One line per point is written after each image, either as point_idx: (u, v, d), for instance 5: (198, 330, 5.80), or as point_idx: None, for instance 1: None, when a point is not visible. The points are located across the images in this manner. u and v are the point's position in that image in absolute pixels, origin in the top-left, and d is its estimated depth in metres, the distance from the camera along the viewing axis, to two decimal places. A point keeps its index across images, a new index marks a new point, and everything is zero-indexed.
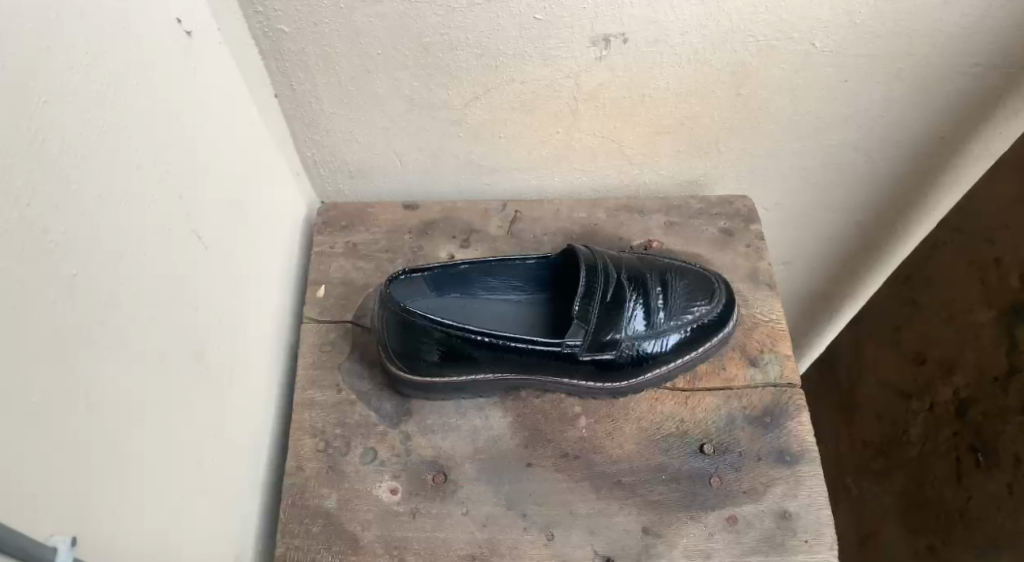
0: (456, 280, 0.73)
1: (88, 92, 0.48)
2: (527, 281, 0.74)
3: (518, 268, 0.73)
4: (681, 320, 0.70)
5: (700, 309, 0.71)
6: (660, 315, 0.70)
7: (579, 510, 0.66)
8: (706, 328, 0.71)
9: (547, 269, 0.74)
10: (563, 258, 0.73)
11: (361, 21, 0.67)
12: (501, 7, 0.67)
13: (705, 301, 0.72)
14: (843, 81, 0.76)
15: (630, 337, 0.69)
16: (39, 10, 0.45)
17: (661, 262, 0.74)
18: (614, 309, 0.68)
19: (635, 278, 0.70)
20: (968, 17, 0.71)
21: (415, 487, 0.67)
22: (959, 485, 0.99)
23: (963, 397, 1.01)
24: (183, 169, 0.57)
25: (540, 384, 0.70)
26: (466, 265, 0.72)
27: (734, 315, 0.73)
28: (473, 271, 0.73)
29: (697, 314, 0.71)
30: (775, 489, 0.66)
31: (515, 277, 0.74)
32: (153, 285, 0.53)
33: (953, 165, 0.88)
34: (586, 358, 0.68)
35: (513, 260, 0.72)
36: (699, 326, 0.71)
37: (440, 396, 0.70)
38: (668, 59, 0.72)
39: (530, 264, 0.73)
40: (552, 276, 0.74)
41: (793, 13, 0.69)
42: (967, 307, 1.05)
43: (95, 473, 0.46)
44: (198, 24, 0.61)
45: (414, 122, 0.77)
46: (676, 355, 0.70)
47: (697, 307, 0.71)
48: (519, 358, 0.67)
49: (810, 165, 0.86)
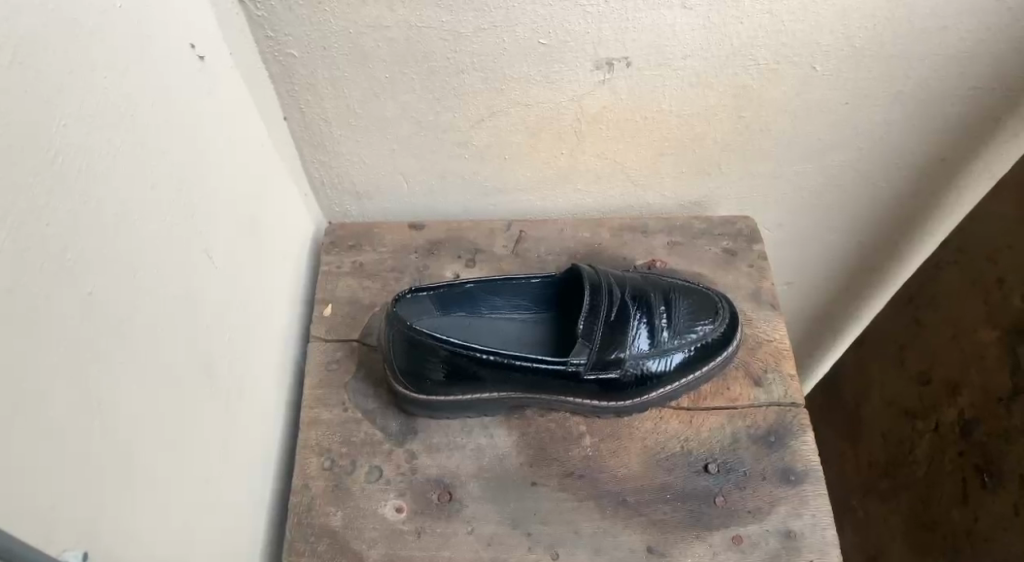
0: (462, 299, 0.74)
1: (105, 112, 0.49)
2: (533, 299, 0.75)
3: (524, 287, 0.74)
4: (686, 339, 0.71)
5: (704, 328, 0.71)
6: (664, 335, 0.70)
7: (584, 529, 0.66)
8: (710, 347, 0.71)
9: (551, 288, 0.74)
10: (567, 277, 0.73)
11: (369, 45, 0.68)
12: (507, 31, 0.68)
13: (709, 320, 0.72)
14: (844, 103, 0.77)
15: (635, 355, 0.69)
16: (62, 36, 0.46)
17: (665, 281, 0.74)
18: (618, 328, 0.69)
19: (639, 296, 0.71)
20: (964, 41, 0.72)
21: (421, 505, 0.67)
22: (966, 506, 0.97)
23: (969, 417, 0.99)
24: (195, 189, 0.58)
25: (546, 403, 0.70)
26: (471, 284, 0.73)
27: (738, 335, 0.73)
28: (479, 291, 0.73)
29: (701, 332, 0.71)
30: (779, 509, 0.66)
31: (521, 296, 0.75)
32: (165, 302, 0.54)
33: (954, 185, 0.89)
34: (591, 376, 0.68)
35: (519, 278, 0.73)
36: (703, 345, 0.71)
37: (445, 416, 0.70)
38: (671, 82, 0.73)
39: (535, 282, 0.73)
40: (556, 295, 0.75)
41: (793, 37, 0.70)
42: (971, 327, 1.01)
43: (102, 487, 0.47)
44: (210, 47, 0.62)
45: (421, 144, 0.78)
46: (680, 374, 0.70)
47: (701, 326, 0.72)
48: (525, 377, 0.67)
49: (812, 185, 0.87)
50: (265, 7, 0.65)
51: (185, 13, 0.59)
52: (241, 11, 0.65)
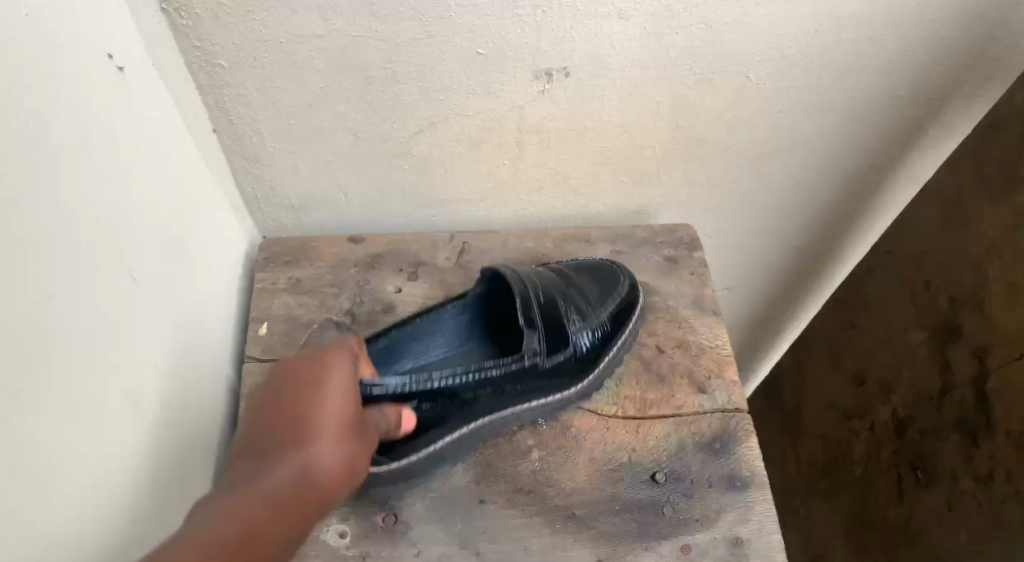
0: (392, 353, 0.69)
1: (13, 128, 0.46)
2: (456, 325, 0.72)
3: (441, 318, 0.71)
4: (606, 306, 0.74)
5: (616, 293, 0.75)
6: (589, 308, 0.73)
7: (533, 546, 0.65)
8: (627, 308, 0.75)
9: (473, 309, 0.72)
10: (484, 290, 0.72)
11: (302, 54, 0.66)
12: (445, 41, 0.67)
13: (618, 284, 0.76)
14: (778, 112, 0.78)
15: (575, 331, 0.71)
16: None
17: (564, 267, 0.77)
18: (552, 312, 0.69)
19: (551, 281, 0.73)
20: (889, 52, 0.74)
21: (365, 529, 0.65)
22: (902, 503, 1.00)
23: (902, 416, 1.01)
24: (114, 209, 0.55)
25: (511, 422, 0.68)
26: (396, 331, 0.68)
27: (643, 298, 0.77)
28: (394, 345, 0.69)
29: (616, 298, 0.75)
30: (727, 516, 0.67)
31: (446, 325, 0.71)
32: (85, 331, 0.51)
33: (882, 193, 0.92)
34: (550, 360, 0.68)
35: (439, 307, 0.70)
36: (621, 308, 0.75)
37: (417, 477, 0.66)
38: (610, 90, 0.73)
39: (455, 306, 0.71)
40: (478, 314, 0.73)
41: (727, 46, 0.71)
42: (903, 328, 1.02)
43: (16, 516, 0.44)
44: (129, 58, 0.59)
45: (358, 156, 0.76)
46: (617, 343, 0.73)
47: (613, 293, 0.75)
48: (484, 385, 0.66)
49: (749, 193, 0.88)
50: (190, 16, 0.62)
51: (99, 22, 0.55)
52: (164, 20, 0.62)
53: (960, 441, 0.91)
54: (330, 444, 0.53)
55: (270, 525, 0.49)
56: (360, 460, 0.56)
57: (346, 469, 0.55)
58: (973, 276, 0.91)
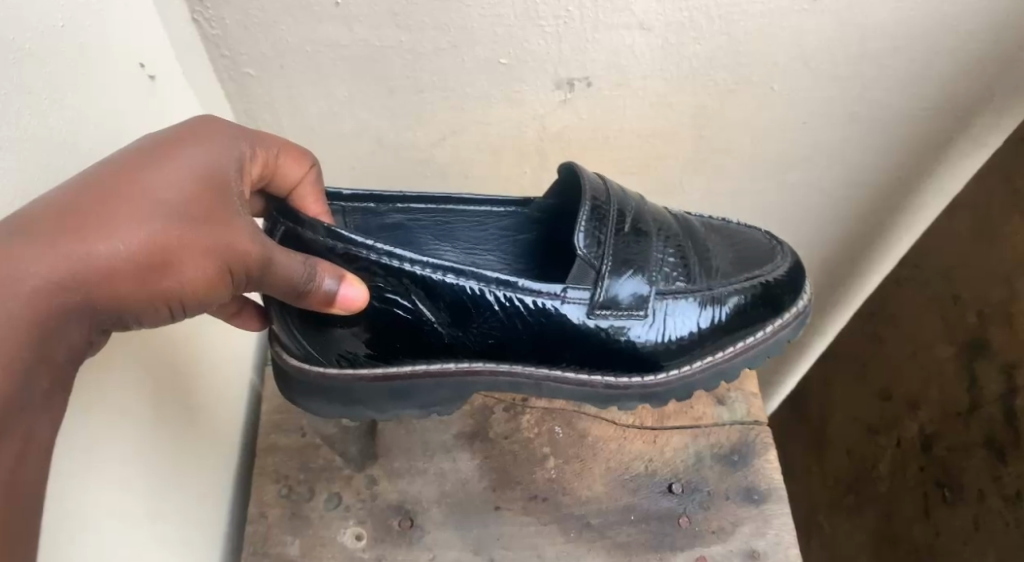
0: (402, 238, 0.65)
1: (72, 140, 0.47)
2: (501, 227, 0.66)
3: (489, 223, 0.66)
4: (725, 292, 0.60)
5: (745, 281, 0.61)
6: (698, 279, 0.60)
7: (548, 554, 0.65)
8: (764, 302, 0.60)
9: (518, 218, 0.66)
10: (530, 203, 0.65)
11: (327, 63, 0.67)
12: (467, 50, 0.67)
13: (760, 271, 0.62)
14: (803, 122, 0.78)
15: (659, 293, 0.59)
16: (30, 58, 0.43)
17: (695, 222, 0.65)
18: (632, 249, 0.58)
19: (665, 229, 0.61)
20: (915, 62, 0.73)
21: (380, 532, 0.66)
22: (928, 521, 0.98)
23: (929, 433, 0.99)
24: None
25: (506, 380, 0.61)
26: (403, 217, 0.63)
27: (796, 300, 0.61)
28: (414, 228, 0.64)
29: (742, 287, 0.60)
30: (744, 528, 0.66)
31: (488, 226, 0.66)
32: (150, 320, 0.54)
33: (910, 204, 0.90)
34: (589, 321, 0.58)
35: (468, 206, 0.64)
36: (749, 303, 0.60)
37: (358, 403, 0.59)
38: (631, 100, 0.73)
39: (498, 209, 0.65)
40: (526, 224, 0.66)
41: (750, 55, 0.71)
42: (929, 343, 1.01)
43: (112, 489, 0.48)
44: (161, 65, 0.59)
45: (382, 164, 0.77)
46: (725, 341, 0.60)
47: (740, 282, 0.61)
48: (484, 323, 0.57)
49: (772, 203, 0.88)
50: (219, 26, 0.64)
51: (133, 30, 0.55)
52: (194, 30, 0.63)
53: (988, 458, 0.89)
54: (132, 216, 0.42)
55: (22, 282, 0.36)
56: (183, 266, 0.44)
57: (144, 267, 0.42)
58: (1001, 291, 0.89)
